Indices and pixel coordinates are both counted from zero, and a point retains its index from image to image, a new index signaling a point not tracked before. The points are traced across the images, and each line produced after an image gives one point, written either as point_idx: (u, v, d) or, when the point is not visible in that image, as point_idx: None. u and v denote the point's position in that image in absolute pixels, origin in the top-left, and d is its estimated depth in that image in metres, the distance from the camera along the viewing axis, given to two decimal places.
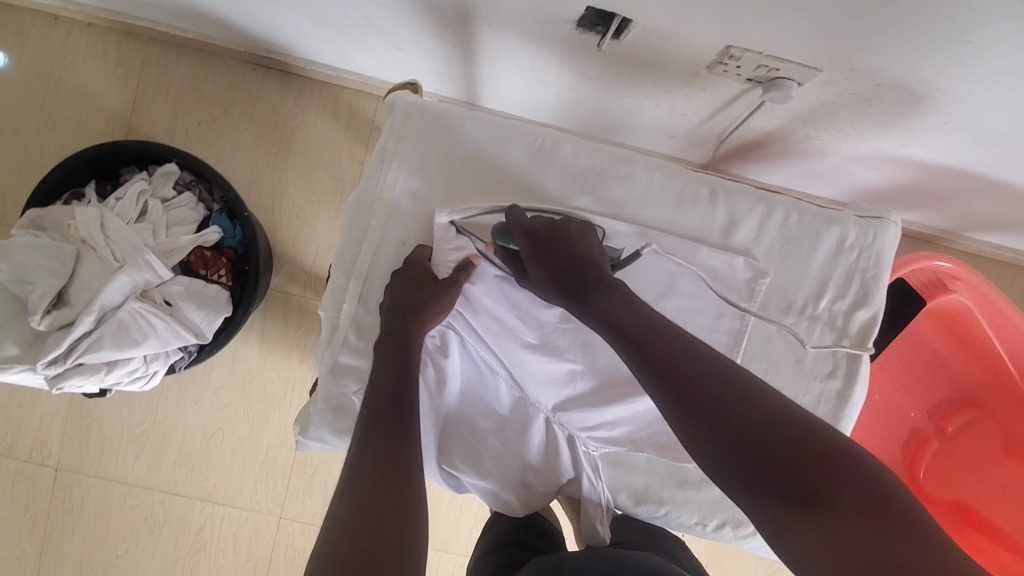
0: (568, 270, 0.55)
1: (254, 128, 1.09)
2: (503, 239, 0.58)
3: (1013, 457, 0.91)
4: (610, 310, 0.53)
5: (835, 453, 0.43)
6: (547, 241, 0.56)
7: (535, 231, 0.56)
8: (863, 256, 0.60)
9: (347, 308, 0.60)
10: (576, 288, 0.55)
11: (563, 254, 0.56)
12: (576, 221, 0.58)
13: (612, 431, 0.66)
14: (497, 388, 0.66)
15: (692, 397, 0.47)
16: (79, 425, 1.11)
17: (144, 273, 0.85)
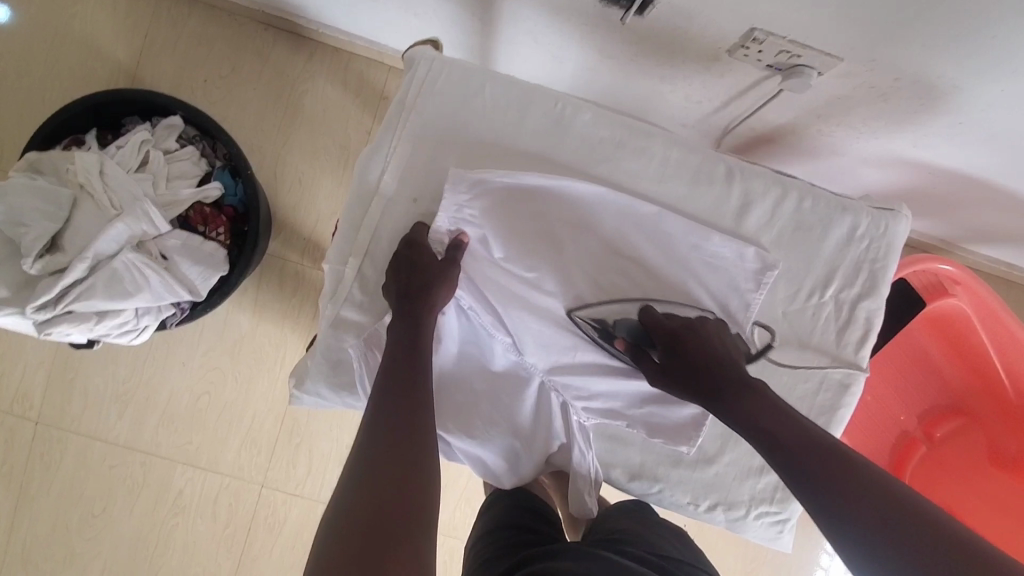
0: (691, 367, 0.56)
1: (262, 89, 1.07)
2: (636, 337, 0.59)
3: (998, 466, 0.92)
4: (756, 411, 0.53)
5: (983, 555, 0.39)
6: (685, 340, 0.57)
7: (666, 329, 0.58)
8: (872, 247, 0.60)
9: (353, 262, 0.58)
10: (714, 387, 0.55)
11: (694, 353, 0.56)
12: (713, 321, 0.59)
13: (608, 405, 0.64)
14: (492, 349, 0.62)
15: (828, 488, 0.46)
16: (63, 379, 1.09)
17: (141, 223, 0.82)
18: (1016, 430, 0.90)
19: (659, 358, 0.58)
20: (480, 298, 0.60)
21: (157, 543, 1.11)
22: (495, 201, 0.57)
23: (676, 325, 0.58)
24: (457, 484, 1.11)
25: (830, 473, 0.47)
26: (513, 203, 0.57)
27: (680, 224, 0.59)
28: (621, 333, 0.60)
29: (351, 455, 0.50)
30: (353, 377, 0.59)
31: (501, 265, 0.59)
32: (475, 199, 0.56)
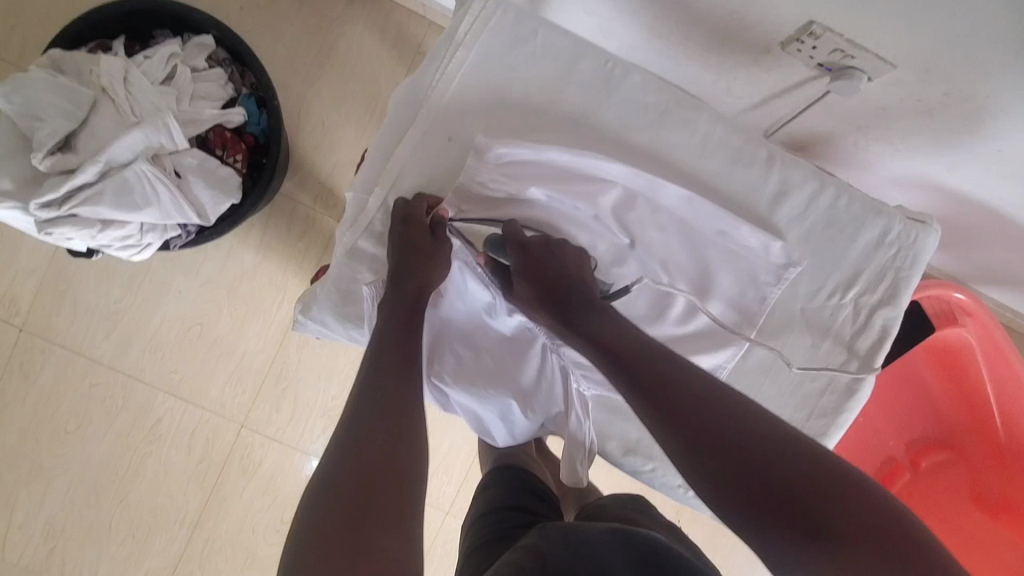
0: (559, 291, 0.54)
1: (297, 25, 1.04)
2: (498, 253, 0.55)
3: (979, 505, 0.93)
4: (607, 334, 0.52)
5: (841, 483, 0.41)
6: (537, 254, 0.54)
7: (525, 244, 0.54)
8: (900, 255, 0.59)
9: (376, 191, 0.55)
10: (569, 304, 0.54)
11: (552, 271, 0.54)
12: (571, 244, 0.57)
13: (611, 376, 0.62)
14: (498, 308, 0.59)
15: (691, 426, 0.45)
16: (52, 290, 1.06)
17: (159, 136, 0.80)
18: (1003, 472, 0.90)
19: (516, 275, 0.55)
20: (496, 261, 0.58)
21: (127, 468, 1.10)
22: (532, 171, 0.55)
23: (538, 242, 0.55)
24: (438, 451, 1.10)
25: (695, 411, 0.46)
26: (546, 168, 0.55)
27: (702, 205, 0.57)
28: (484, 248, 0.56)
29: (342, 421, 0.49)
30: (362, 310, 0.56)
31: (528, 231, 0.57)
32: (508, 167, 0.54)
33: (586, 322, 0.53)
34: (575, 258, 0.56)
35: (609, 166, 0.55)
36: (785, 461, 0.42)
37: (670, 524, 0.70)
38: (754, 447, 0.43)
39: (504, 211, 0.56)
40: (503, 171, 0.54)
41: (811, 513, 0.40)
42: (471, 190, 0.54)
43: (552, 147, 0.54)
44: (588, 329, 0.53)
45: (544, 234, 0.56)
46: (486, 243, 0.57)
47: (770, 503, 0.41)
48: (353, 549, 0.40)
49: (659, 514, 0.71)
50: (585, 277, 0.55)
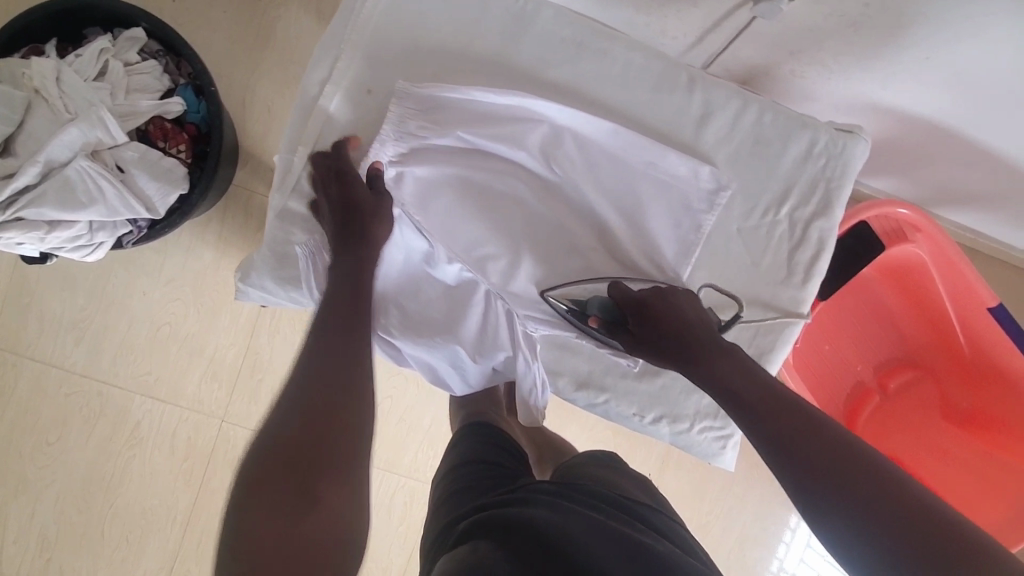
0: (676, 339, 0.54)
1: (232, 13, 1.03)
2: (607, 312, 0.58)
3: (951, 420, 0.94)
4: (728, 377, 0.51)
5: (980, 545, 0.38)
6: (655, 309, 0.56)
7: (640, 300, 0.56)
8: (829, 165, 0.60)
9: (300, 150, 0.55)
10: (692, 352, 0.53)
11: (669, 322, 0.55)
12: (683, 290, 0.58)
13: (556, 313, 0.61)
14: (434, 256, 0.58)
15: (816, 467, 0.44)
16: (16, 303, 1.06)
17: (96, 130, 0.80)
18: (970, 386, 0.92)
19: (634, 330, 0.56)
20: (429, 209, 0.57)
21: (113, 474, 1.10)
22: (454, 116, 0.55)
23: (650, 297, 0.56)
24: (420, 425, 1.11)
25: (821, 454, 0.45)
26: (467, 112, 0.55)
27: (628, 135, 0.57)
28: (594, 308, 0.58)
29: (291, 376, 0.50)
30: (298, 272, 0.57)
31: (456, 178, 0.57)
32: (428, 112, 0.54)
33: (711, 365, 0.52)
34: (693, 308, 0.56)
35: (530, 102, 0.56)
36: (918, 516, 0.40)
37: (642, 478, 0.70)
38: (876, 494, 0.41)
39: (428, 159, 0.56)
40: (422, 116, 0.54)
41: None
42: (392, 139, 0.54)
43: (472, 90, 0.54)
44: (709, 371, 0.52)
45: (657, 287, 0.57)
46: (595, 302, 0.59)
47: (895, 550, 0.39)
48: (298, 497, 0.43)
49: (630, 469, 0.72)
50: (705, 326, 0.56)
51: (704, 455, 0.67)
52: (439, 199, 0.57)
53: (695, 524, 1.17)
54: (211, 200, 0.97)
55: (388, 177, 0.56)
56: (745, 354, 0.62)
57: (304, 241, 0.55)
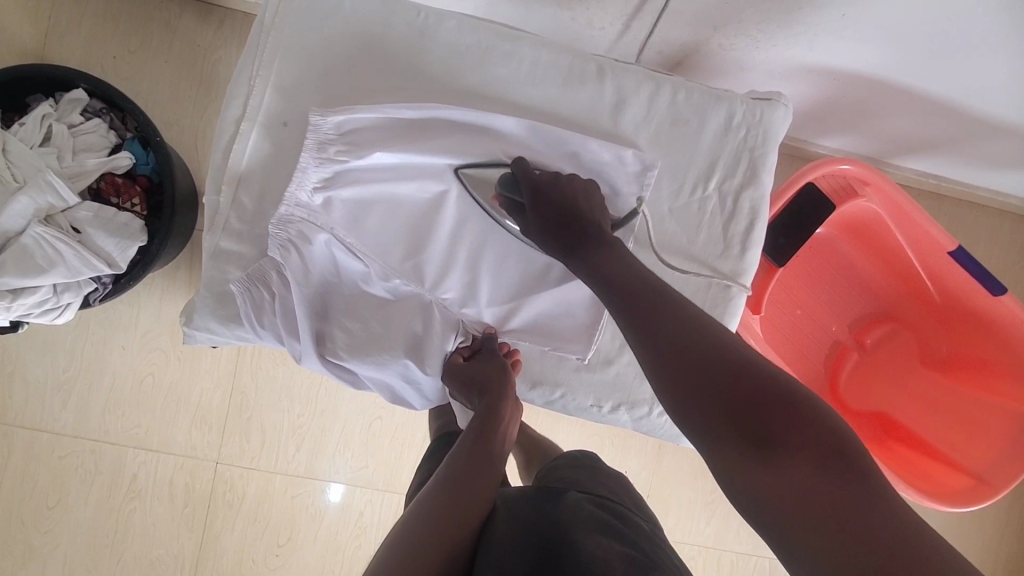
0: (565, 225, 0.56)
1: (172, 62, 1.05)
2: (509, 189, 0.58)
3: (930, 367, 0.95)
4: (601, 263, 0.54)
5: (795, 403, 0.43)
6: (546, 194, 0.57)
7: (535, 181, 0.57)
8: (750, 134, 0.60)
9: (225, 190, 0.56)
10: (574, 235, 0.56)
11: (560, 204, 0.56)
12: (580, 179, 0.59)
13: (495, 317, 0.65)
14: (369, 275, 0.61)
15: (672, 342, 0.48)
16: (1, 373, 1.07)
17: (46, 195, 0.82)
18: (946, 331, 0.93)
19: (529, 211, 0.58)
20: (362, 230, 0.59)
21: (116, 529, 1.11)
22: (373, 136, 0.56)
23: (546, 177, 0.58)
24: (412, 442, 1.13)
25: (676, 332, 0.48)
26: (383, 131, 0.56)
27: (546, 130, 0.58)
28: (496, 189, 0.59)
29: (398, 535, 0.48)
30: (238, 311, 0.58)
31: (384, 197, 0.59)
32: (345, 140, 0.55)
33: (590, 252, 0.55)
34: (583, 194, 0.57)
35: (441, 108, 0.56)
36: (743, 383, 0.44)
37: (617, 475, 0.68)
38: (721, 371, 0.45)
39: (353, 183, 0.57)
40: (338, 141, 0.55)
41: (758, 431, 0.43)
42: (312, 171, 0.55)
43: (382, 109, 0.55)
44: (586, 261, 0.55)
45: (552, 173, 0.58)
46: (500, 184, 0.59)
47: (725, 416, 0.44)
48: None
49: (609, 467, 0.69)
50: (596, 214, 0.57)
51: (664, 435, 0.69)
52: (369, 217, 0.59)
53: (698, 505, 1.17)
54: (172, 248, 0.98)
55: (310, 203, 0.56)
56: None
57: (236, 284, 0.56)
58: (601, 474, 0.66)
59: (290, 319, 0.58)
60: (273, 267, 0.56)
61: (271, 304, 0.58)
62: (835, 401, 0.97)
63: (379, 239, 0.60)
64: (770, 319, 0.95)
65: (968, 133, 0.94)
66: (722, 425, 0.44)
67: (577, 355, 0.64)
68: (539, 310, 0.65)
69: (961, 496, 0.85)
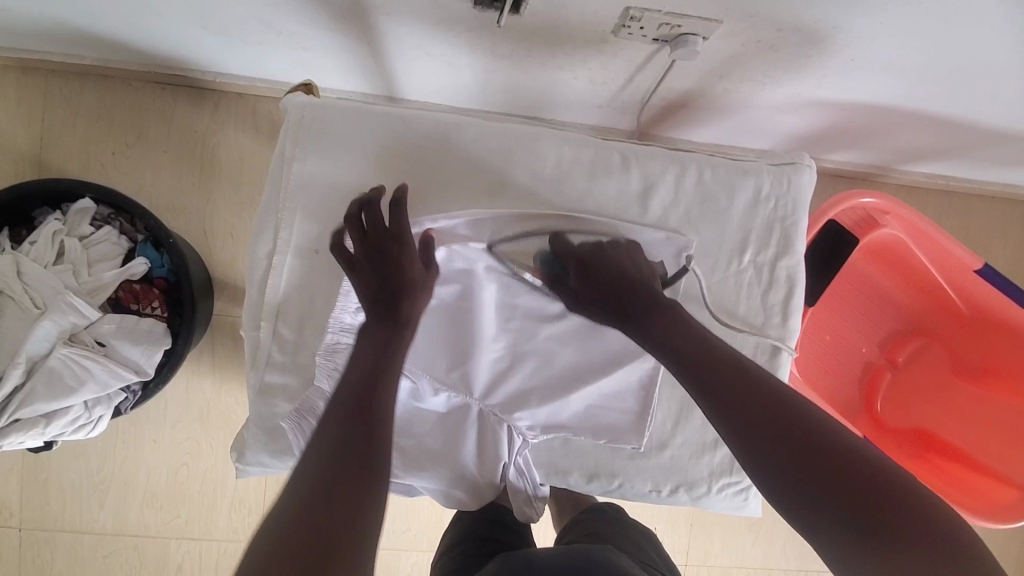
0: (619, 295, 0.56)
1: (173, 151, 1.04)
2: (549, 267, 0.57)
3: (966, 378, 0.94)
4: (670, 336, 0.53)
5: (885, 482, 0.43)
6: (598, 263, 0.57)
7: (580, 255, 0.57)
8: (779, 205, 0.61)
9: (264, 325, 0.56)
10: (628, 306, 0.55)
11: (615, 275, 0.56)
12: (623, 241, 0.58)
13: (549, 419, 0.64)
14: (422, 391, 0.62)
15: (759, 415, 0.48)
16: (35, 481, 1.07)
17: (68, 316, 0.81)
18: (978, 340, 0.92)
19: (576, 283, 0.57)
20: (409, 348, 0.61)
21: None
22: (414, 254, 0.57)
23: (588, 246, 0.57)
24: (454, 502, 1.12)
25: (760, 411, 0.48)
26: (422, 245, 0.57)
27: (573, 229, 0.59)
28: (536, 265, 0.58)
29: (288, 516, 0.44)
30: (289, 442, 0.57)
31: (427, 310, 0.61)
32: None
33: (654, 325, 0.54)
34: (630, 262, 0.57)
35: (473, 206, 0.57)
36: (834, 460, 0.44)
37: (648, 535, 0.69)
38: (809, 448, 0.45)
39: None
40: None
41: (855, 515, 0.42)
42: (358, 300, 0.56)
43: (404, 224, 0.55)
44: (656, 332, 0.54)
45: (593, 240, 0.58)
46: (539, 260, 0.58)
47: (820, 498, 0.43)
48: None
49: (647, 531, 0.70)
50: (647, 278, 0.57)
51: (721, 509, 0.68)
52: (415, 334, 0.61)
53: (744, 531, 1.17)
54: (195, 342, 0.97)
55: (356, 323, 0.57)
56: None
57: (287, 419, 0.56)
58: (626, 524, 0.69)
59: None
60: (321, 397, 0.55)
61: None
62: (873, 422, 0.97)
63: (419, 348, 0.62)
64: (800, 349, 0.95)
65: (978, 141, 0.94)
66: (817, 506, 0.44)
67: (632, 445, 0.64)
68: (590, 402, 0.64)
69: (1010, 508, 0.85)
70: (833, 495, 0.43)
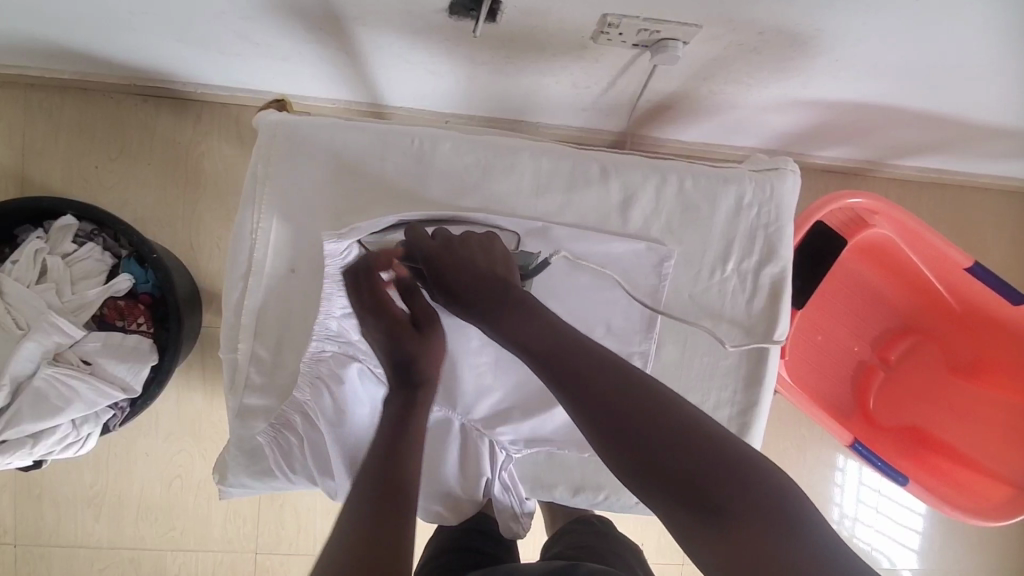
0: (467, 290, 0.52)
1: (156, 163, 1.03)
2: (409, 260, 0.54)
3: (957, 374, 0.94)
4: (516, 327, 0.49)
5: (720, 455, 0.40)
6: (447, 258, 0.53)
7: (428, 250, 0.53)
8: (763, 212, 0.60)
9: (243, 347, 0.55)
10: (489, 303, 0.51)
11: (468, 268, 0.52)
12: (476, 235, 0.55)
13: (532, 433, 0.64)
14: None
15: (605, 399, 0.44)
16: (29, 496, 1.07)
17: (51, 336, 0.81)
18: (969, 336, 0.92)
19: (427, 277, 0.54)
20: None
21: None
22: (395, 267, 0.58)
23: (440, 241, 0.54)
24: None
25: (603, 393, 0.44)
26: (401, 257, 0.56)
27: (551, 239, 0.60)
28: (398, 262, 0.55)
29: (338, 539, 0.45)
30: (268, 461, 0.57)
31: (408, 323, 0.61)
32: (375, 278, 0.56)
33: (506, 318, 0.50)
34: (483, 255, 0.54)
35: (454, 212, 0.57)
36: (673, 441, 0.41)
37: (633, 546, 0.69)
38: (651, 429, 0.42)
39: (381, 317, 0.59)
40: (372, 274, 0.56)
41: (692, 497, 0.39)
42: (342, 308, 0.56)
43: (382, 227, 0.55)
44: (504, 324, 0.50)
45: (445, 234, 0.54)
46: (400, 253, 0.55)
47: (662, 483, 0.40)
48: None
49: (630, 542, 0.70)
50: (503, 272, 0.53)
51: None
52: None
53: None
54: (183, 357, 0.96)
55: (340, 331, 0.57)
56: (730, 413, 0.64)
57: (264, 433, 0.56)
58: (617, 543, 0.68)
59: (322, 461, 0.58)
60: (298, 412, 0.55)
61: (300, 449, 0.57)
62: (866, 420, 0.96)
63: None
64: (791, 348, 0.94)
65: (968, 135, 0.93)
66: (660, 490, 0.41)
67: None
68: (573, 419, 0.63)
69: (1003, 507, 0.86)
70: (672, 479, 0.40)
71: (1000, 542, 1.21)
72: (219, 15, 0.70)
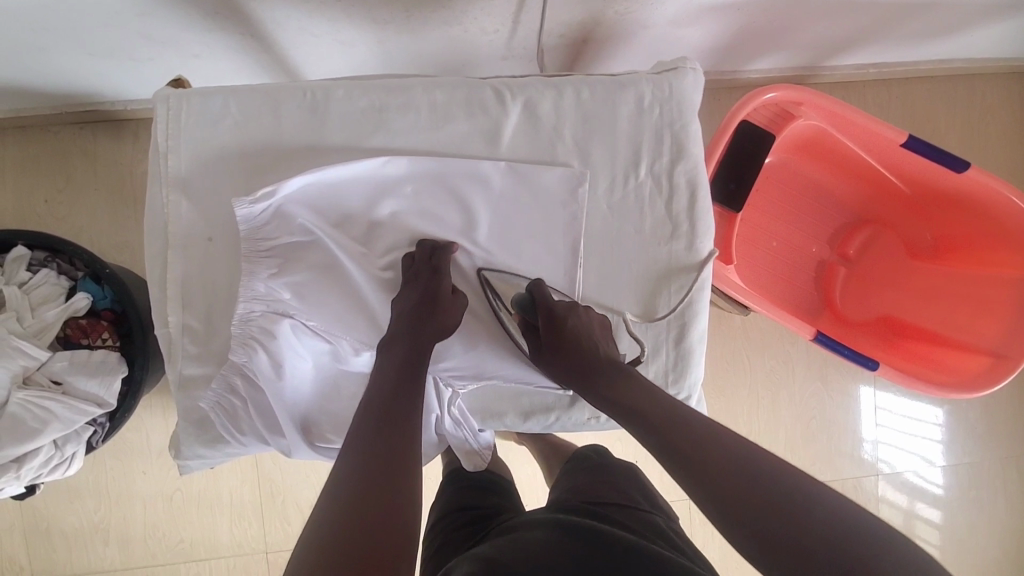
0: (571, 353, 0.60)
1: (103, 188, 1.05)
2: (524, 308, 0.63)
3: (921, 257, 0.94)
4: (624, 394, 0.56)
5: (776, 486, 0.45)
6: (563, 318, 0.61)
7: (554, 308, 0.61)
8: (664, 109, 0.63)
9: (172, 320, 0.61)
10: (588, 368, 0.59)
11: (574, 332, 0.61)
12: (597, 313, 0.64)
13: (474, 366, 0.66)
14: (343, 353, 0.64)
15: (676, 436, 0.51)
16: (37, 532, 1.09)
17: (17, 360, 0.82)
18: (924, 218, 0.92)
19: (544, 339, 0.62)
20: (322, 312, 0.62)
21: None
22: (314, 216, 0.61)
23: (561, 305, 0.62)
24: None
25: (682, 433, 0.51)
26: (319, 209, 0.61)
27: (459, 171, 0.62)
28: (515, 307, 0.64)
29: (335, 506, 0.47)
30: (217, 427, 0.63)
31: (339, 271, 0.63)
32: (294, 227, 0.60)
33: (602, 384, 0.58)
34: (590, 324, 0.62)
35: (354, 159, 0.60)
36: (739, 473, 0.47)
37: (626, 467, 0.69)
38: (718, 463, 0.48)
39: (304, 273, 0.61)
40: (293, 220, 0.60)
41: (752, 515, 0.45)
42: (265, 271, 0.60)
43: (287, 186, 0.59)
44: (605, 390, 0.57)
45: (569, 301, 0.63)
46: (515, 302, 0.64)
47: (727, 500, 0.46)
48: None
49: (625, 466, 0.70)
50: (605, 348, 0.61)
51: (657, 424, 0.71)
52: (323, 299, 0.62)
53: None
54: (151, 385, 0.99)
55: (267, 291, 0.60)
56: (669, 313, 0.66)
57: (204, 403, 0.62)
58: (611, 471, 0.67)
59: (265, 417, 0.63)
60: (234, 373, 0.61)
61: (243, 409, 0.62)
62: (835, 317, 0.96)
63: (337, 316, 0.63)
64: (743, 258, 0.94)
65: (888, 20, 0.93)
66: (724, 509, 0.46)
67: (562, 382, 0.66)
68: (505, 347, 0.66)
69: (981, 378, 0.84)
70: (734, 499, 0.46)
71: (1000, 427, 1.21)
72: (118, 16, 0.72)
